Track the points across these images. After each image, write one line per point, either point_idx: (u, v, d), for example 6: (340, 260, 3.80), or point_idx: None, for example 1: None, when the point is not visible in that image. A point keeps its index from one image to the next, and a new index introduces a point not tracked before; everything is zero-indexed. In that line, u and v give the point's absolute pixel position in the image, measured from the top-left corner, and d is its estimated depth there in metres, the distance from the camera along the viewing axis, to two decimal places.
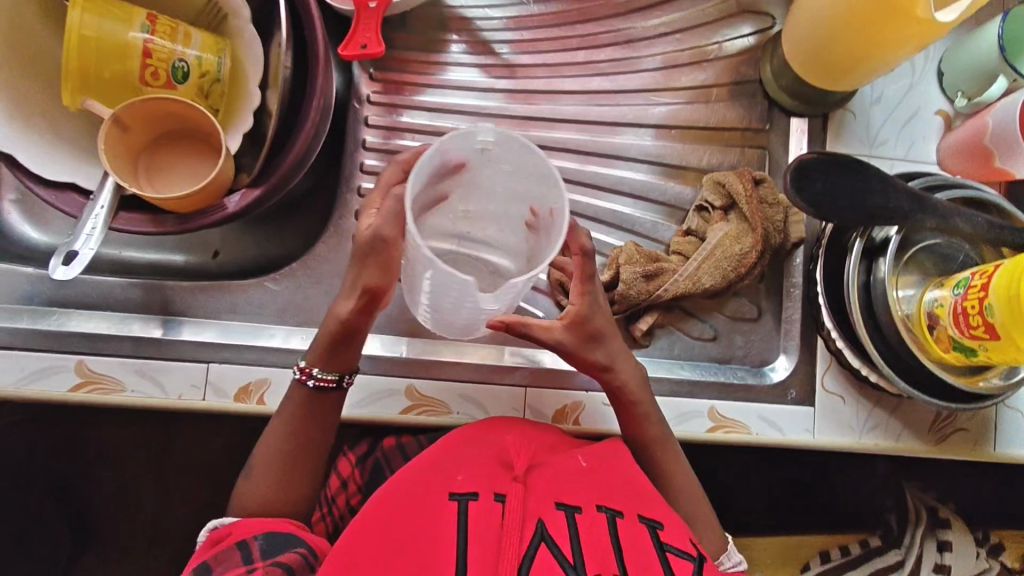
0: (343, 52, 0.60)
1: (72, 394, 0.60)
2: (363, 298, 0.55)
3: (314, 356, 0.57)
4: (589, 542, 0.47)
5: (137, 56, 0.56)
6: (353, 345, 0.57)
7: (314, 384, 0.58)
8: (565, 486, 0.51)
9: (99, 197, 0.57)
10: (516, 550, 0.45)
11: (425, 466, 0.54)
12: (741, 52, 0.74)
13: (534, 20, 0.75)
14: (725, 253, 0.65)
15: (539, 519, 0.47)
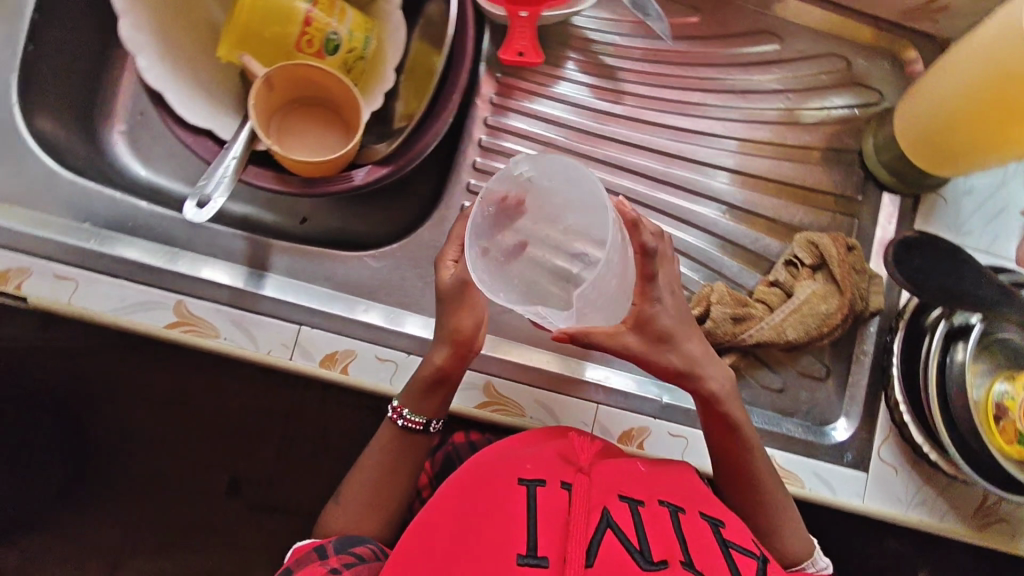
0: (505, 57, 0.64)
1: (166, 331, 0.61)
2: (450, 343, 0.60)
3: (408, 398, 0.61)
4: (653, 532, 0.51)
5: (297, 22, 0.57)
6: (443, 389, 0.61)
7: (404, 424, 0.62)
8: (626, 485, 0.55)
9: (231, 147, 0.59)
10: (585, 531, 0.48)
11: (494, 458, 0.59)
12: (846, 121, 0.76)
13: (660, 55, 0.76)
14: (812, 312, 0.67)
15: (605, 507, 0.51)
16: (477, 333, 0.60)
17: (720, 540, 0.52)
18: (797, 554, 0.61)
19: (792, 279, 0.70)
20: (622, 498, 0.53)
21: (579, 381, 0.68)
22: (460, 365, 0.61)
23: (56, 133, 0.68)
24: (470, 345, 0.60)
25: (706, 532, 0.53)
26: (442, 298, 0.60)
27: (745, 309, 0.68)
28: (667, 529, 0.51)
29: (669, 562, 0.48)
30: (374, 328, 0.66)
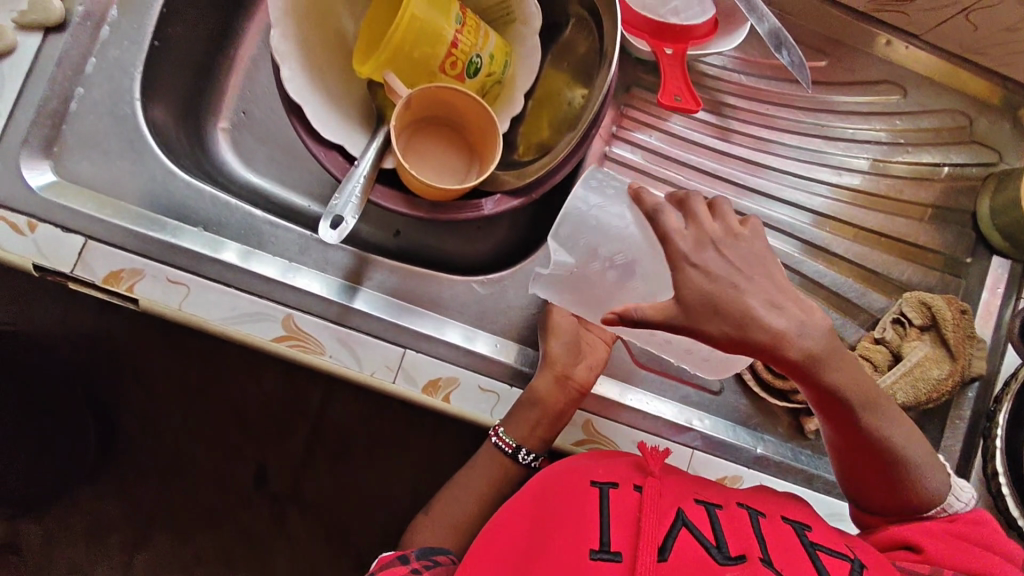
0: (663, 102, 0.62)
1: (274, 344, 0.60)
2: (553, 373, 0.63)
3: (506, 420, 0.64)
4: (729, 530, 0.50)
5: (445, 45, 0.56)
6: (543, 420, 0.64)
7: (497, 443, 0.65)
8: (701, 490, 0.55)
9: (360, 164, 0.57)
10: (661, 529, 0.49)
11: (566, 464, 0.59)
12: (963, 179, 0.76)
13: (784, 96, 0.74)
14: (923, 379, 0.67)
15: (679, 508, 0.51)
16: (579, 369, 0.64)
17: (804, 543, 0.51)
18: (931, 500, 0.55)
19: (901, 339, 0.69)
20: (697, 501, 0.53)
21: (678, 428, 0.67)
22: (564, 397, 0.63)
23: (167, 131, 0.66)
24: (572, 376, 0.64)
25: (787, 535, 0.52)
26: (554, 331, 0.65)
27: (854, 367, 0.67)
28: (746, 530, 0.51)
29: (747, 559, 0.47)
30: (479, 356, 0.64)
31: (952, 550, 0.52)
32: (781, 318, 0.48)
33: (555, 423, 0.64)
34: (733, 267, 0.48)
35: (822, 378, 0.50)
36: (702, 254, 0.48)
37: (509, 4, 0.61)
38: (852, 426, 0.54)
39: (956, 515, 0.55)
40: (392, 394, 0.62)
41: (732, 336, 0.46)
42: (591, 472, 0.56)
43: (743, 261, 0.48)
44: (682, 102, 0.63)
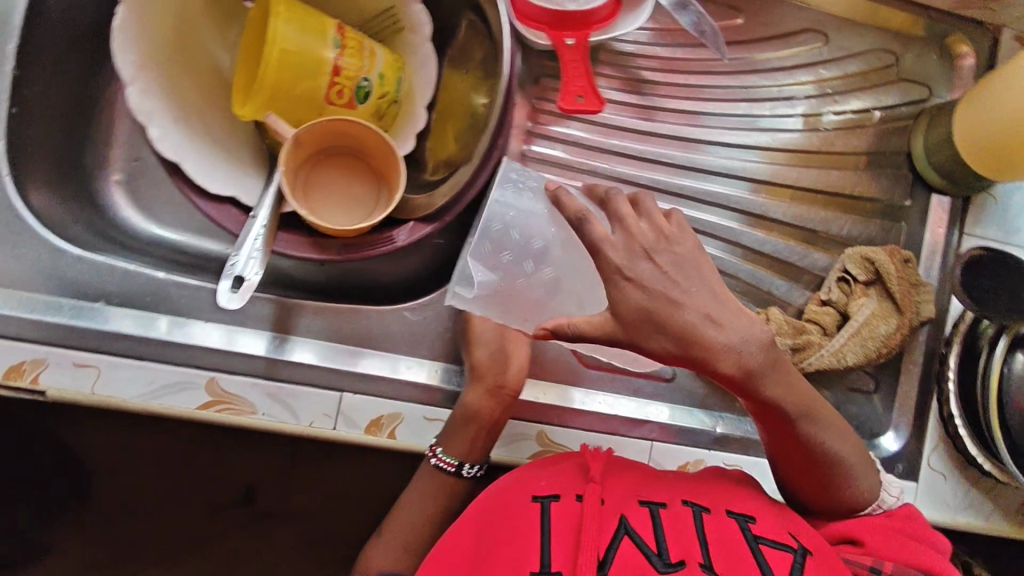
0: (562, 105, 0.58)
1: (201, 412, 0.58)
2: (482, 383, 0.60)
3: (443, 435, 0.61)
4: (672, 534, 0.50)
5: (327, 73, 0.51)
6: (481, 431, 0.61)
7: (436, 462, 0.61)
8: (646, 490, 0.55)
9: (258, 214, 0.54)
10: (603, 541, 0.48)
11: (508, 480, 0.58)
12: (894, 121, 0.74)
13: (701, 63, 0.72)
14: (872, 331, 0.66)
15: (621, 516, 0.50)
16: (508, 371, 0.62)
17: (749, 539, 0.50)
18: (861, 501, 0.57)
19: (847, 297, 0.68)
20: (641, 504, 0.52)
21: (638, 421, 0.66)
22: (497, 405, 0.61)
23: (50, 202, 0.61)
24: (501, 382, 0.61)
25: (731, 531, 0.51)
26: (476, 341, 0.62)
27: (802, 336, 0.66)
28: (689, 532, 0.50)
29: (687, 565, 0.47)
30: (422, 386, 0.63)
31: (886, 542, 0.53)
32: (723, 333, 0.47)
33: (494, 431, 0.61)
34: (667, 277, 0.47)
35: (760, 390, 0.50)
36: (630, 263, 0.47)
37: (394, 12, 0.57)
38: (789, 435, 0.54)
39: (890, 510, 0.58)
40: (336, 440, 0.61)
41: (675, 352, 0.47)
42: (534, 485, 0.55)
43: (687, 267, 0.48)
44: (584, 102, 0.59)
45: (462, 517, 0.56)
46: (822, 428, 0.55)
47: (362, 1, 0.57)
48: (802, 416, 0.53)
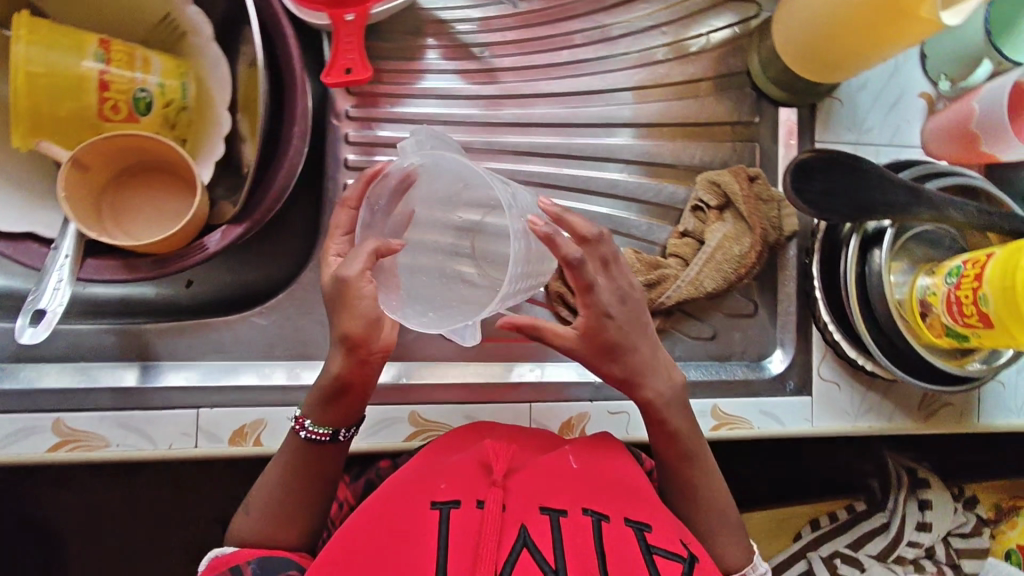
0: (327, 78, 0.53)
1: (52, 454, 0.58)
2: (346, 348, 0.51)
3: (312, 406, 0.54)
4: (573, 545, 0.45)
5: (91, 90, 0.50)
6: (347, 397, 0.54)
7: (307, 437, 0.55)
8: (548, 491, 0.50)
9: (61, 244, 0.53)
10: (498, 558, 0.43)
11: (403, 478, 0.52)
12: (729, 42, 0.71)
13: (516, 19, 0.69)
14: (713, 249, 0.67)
15: (521, 526, 0.45)
16: (375, 333, 0.51)
17: (641, 545, 0.47)
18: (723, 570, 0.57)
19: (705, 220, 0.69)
20: (543, 508, 0.47)
21: (508, 386, 0.67)
22: (365, 371, 0.53)
23: None
24: (371, 348, 0.51)
25: (625, 536, 0.47)
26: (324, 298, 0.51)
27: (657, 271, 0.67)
28: (586, 539, 0.46)
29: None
30: (279, 389, 0.62)
31: None
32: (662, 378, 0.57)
33: (360, 395, 0.54)
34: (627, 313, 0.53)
35: (664, 420, 0.57)
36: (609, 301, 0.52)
37: (172, 17, 0.55)
38: (678, 470, 0.58)
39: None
40: (201, 458, 0.61)
41: (624, 377, 0.55)
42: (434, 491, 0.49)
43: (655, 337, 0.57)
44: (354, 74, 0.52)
45: (346, 525, 0.49)
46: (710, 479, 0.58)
47: (138, 12, 0.55)
48: (688, 455, 0.58)
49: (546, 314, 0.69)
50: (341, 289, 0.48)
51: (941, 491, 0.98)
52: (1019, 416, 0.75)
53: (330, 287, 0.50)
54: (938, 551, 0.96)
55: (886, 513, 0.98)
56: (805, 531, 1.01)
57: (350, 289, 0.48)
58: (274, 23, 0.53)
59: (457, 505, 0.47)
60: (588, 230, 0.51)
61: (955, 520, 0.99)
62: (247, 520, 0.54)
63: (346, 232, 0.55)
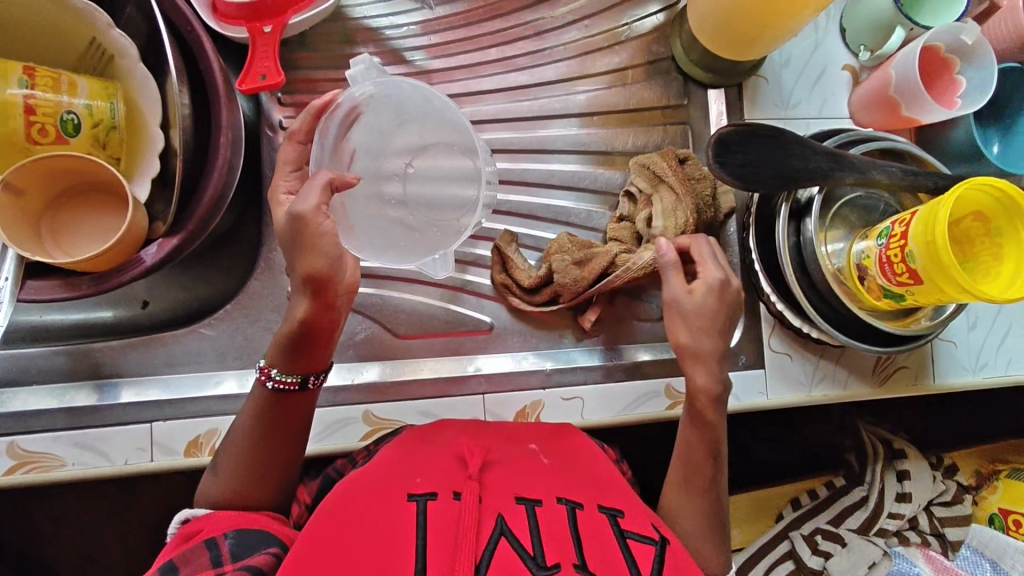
0: (242, 86, 0.58)
1: (8, 477, 0.58)
2: (312, 290, 0.50)
3: (275, 356, 0.52)
4: (551, 534, 0.42)
5: (17, 115, 0.52)
6: (314, 344, 0.52)
7: (274, 387, 0.53)
8: (523, 482, 0.46)
9: (1, 267, 0.54)
10: (474, 549, 0.39)
11: (367, 478, 0.48)
12: (653, 30, 0.73)
13: (442, 23, 0.71)
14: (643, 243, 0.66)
15: (498, 515, 0.42)
16: (340, 270, 0.50)
17: (616, 532, 0.44)
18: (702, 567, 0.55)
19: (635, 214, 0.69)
20: (517, 499, 0.44)
21: (461, 378, 0.67)
22: (330, 311, 0.51)
23: None
24: (337, 287, 0.50)
25: (602, 526, 0.44)
26: (279, 238, 0.50)
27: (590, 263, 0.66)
28: (563, 529, 0.42)
29: (564, 568, 0.39)
30: (232, 397, 0.63)
31: None
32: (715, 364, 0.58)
33: (328, 337, 0.53)
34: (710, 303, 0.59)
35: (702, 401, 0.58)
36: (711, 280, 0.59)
37: (99, 41, 0.57)
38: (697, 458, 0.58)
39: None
40: (158, 471, 0.61)
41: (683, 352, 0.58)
42: (409, 484, 0.45)
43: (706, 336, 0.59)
44: (267, 79, 0.58)
45: (310, 522, 0.45)
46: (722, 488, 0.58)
47: (69, 42, 0.57)
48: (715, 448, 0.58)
49: (495, 306, 0.70)
50: (301, 227, 0.48)
51: (918, 460, 0.96)
52: (976, 374, 0.75)
53: (287, 225, 0.49)
54: (920, 521, 0.94)
55: (864, 487, 0.95)
56: (785, 510, 0.99)
57: (311, 227, 0.48)
58: (195, 43, 0.56)
59: (434, 496, 0.43)
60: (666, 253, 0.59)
61: (935, 490, 0.95)
62: (215, 483, 0.53)
63: (295, 167, 0.56)
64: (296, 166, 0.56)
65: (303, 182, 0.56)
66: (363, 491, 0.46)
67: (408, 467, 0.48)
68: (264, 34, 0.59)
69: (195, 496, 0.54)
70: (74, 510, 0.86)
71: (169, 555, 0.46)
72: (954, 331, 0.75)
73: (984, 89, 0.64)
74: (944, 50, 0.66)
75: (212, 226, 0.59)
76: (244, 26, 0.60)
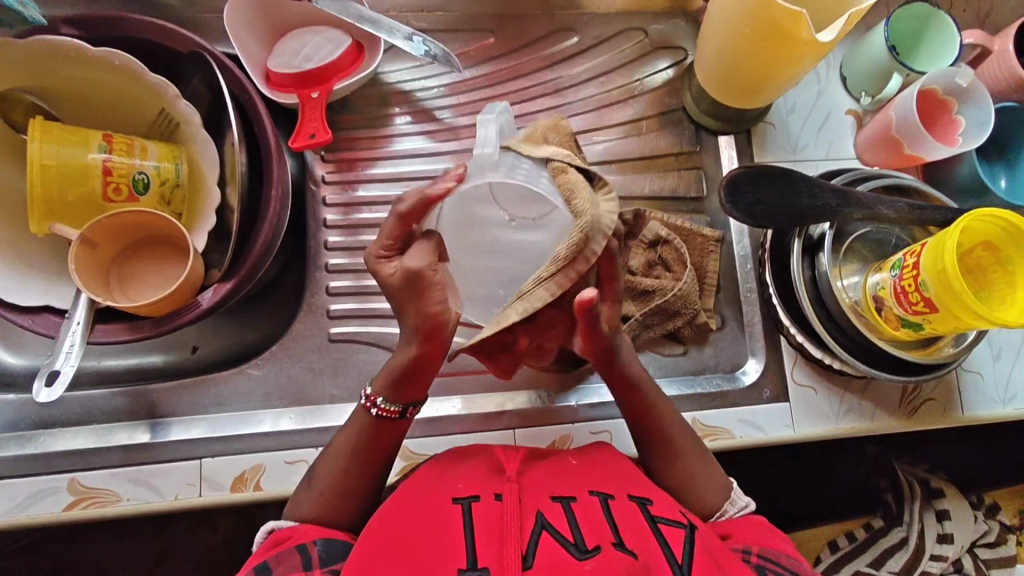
0: (294, 144, 0.64)
1: (67, 513, 0.62)
2: (421, 335, 0.51)
3: (382, 387, 0.55)
4: (589, 523, 0.44)
5: (97, 175, 0.59)
6: (419, 376, 0.55)
7: (378, 413, 0.56)
8: (558, 483, 0.49)
9: (74, 314, 0.59)
10: (519, 541, 0.42)
11: (415, 486, 0.51)
12: (664, 84, 0.79)
13: (468, 84, 0.77)
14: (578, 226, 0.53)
15: (537, 512, 0.44)
16: (448, 320, 0.51)
17: (647, 516, 0.47)
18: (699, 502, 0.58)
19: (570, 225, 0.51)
20: (553, 497, 0.46)
21: (492, 414, 0.69)
22: (439, 349, 0.53)
23: None
24: (446, 336, 0.52)
25: (634, 513, 0.47)
26: (387, 290, 0.52)
27: (687, 308, 0.73)
28: (598, 517, 0.45)
29: (605, 549, 0.42)
30: (275, 435, 0.66)
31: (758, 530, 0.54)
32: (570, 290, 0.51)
33: (427, 373, 0.55)
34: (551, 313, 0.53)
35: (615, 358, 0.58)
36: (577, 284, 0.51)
37: (167, 111, 0.63)
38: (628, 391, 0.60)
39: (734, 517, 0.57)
40: (205, 506, 0.64)
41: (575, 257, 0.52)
42: (451, 490, 0.48)
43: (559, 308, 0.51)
44: (315, 138, 0.65)
45: (369, 525, 0.48)
46: (659, 401, 0.61)
47: (141, 113, 0.65)
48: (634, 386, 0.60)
49: None
50: (415, 281, 0.50)
51: (957, 499, 0.94)
52: (1004, 406, 0.75)
53: (399, 281, 0.50)
54: (965, 563, 0.91)
55: (903, 527, 0.93)
56: (823, 554, 0.95)
57: (426, 281, 0.49)
58: (254, 110, 0.62)
59: (477, 498, 0.46)
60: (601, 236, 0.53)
61: (978, 530, 0.94)
62: (309, 496, 0.55)
63: (392, 239, 0.52)
64: (400, 233, 0.52)
65: (403, 247, 0.52)
66: (412, 499, 0.49)
67: (453, 476, 0.51)
68: (312, 100, 0.67)
69: (285, 509, 0.55)
70: (114, 554, 0.88)
71: (263, 555, 0.48)
72: (979, 362, 0.75)
73: (984, 125, 0.68)
74: (941, 93, 0.70)
75: (259, 274, 0.64)
76: (294, 93, 0.67)
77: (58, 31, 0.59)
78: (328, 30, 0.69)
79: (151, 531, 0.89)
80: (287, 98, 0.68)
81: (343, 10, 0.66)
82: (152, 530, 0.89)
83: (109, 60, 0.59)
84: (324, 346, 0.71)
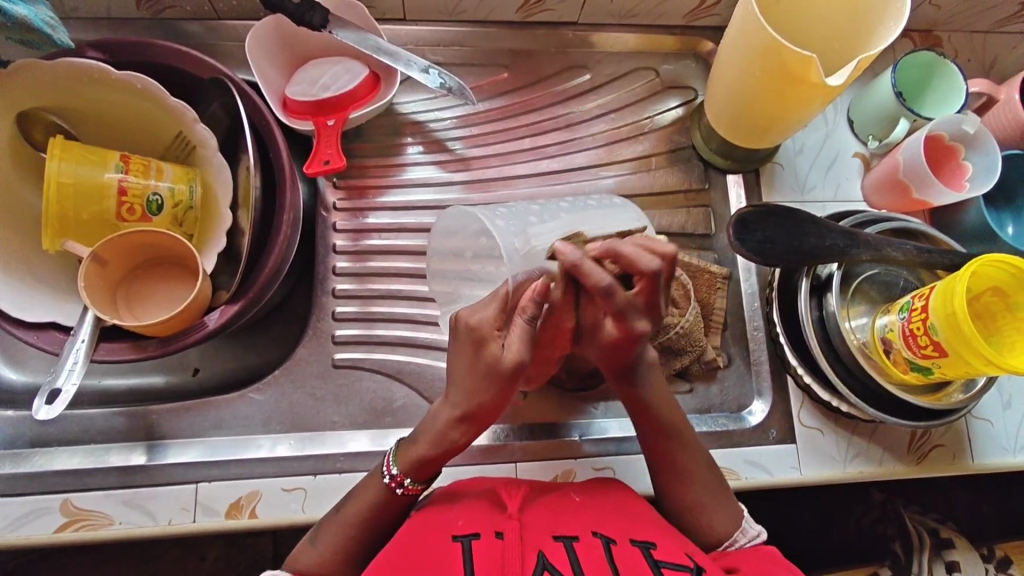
0: (309, 170, 0.65)
1: (59, 534, 0.61)
2: (463, 418, 0.53)
3: (406, 465, 0.54)
4: (591, 569, 0.43)
5: (112, 195, 0.60)
6: (444, 456, 0.54)
7: (404, 491, 0.55)
8: (560, 521, 0.48)
9: (79, 331, 0.58)
10: None
11: (418, 522, 0.50)
12: (674, 122, 0.80)
13: (481, 116, 0.79)
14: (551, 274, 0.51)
15: (539, 551, 0.43)
16: (489, 407, 0.53)
17: (650, 561, 0.46)
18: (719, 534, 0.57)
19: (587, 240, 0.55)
20: (555, 537, 0.45)
21: (494, 447, 0.68)
22: (470, 434, 0.54)
23: None
24: (488, 417, 0.54)
25: (636, 557, 0.46)
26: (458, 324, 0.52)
27: (692, 346, 0.72)
28: (602, 562, 0.44)
29: None
30: (272, 461, 0.65)
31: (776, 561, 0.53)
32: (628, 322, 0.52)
33: (452, 453, 0.55)
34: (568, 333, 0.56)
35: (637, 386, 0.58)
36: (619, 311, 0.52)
37: (184, 134, 0.64)
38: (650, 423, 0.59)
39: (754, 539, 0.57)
40: (200, 533, 0.62)
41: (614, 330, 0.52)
42: (451, 527, 0.47)
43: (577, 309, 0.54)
44: (329, 164, 0.66)
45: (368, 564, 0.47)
46: (683, 436, 0.60)
47: (159, 136, 0.66)
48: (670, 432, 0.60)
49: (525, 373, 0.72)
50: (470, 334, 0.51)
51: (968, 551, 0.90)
52: (1015, 454, 0.73)
53: (462, 337, 0.51)
54: None
55: None
56: None
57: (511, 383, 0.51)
58: (269, 136, 0.63)
59: (477, 536, 0.45)
60: (647, 265, 0.50)
61: None
62: (313, 553, 0.53)
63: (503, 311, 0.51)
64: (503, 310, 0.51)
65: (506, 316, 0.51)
66: (411, 536, 0.48)
67: (453, 512, 0.49)
68: (327, 127, 0.68)
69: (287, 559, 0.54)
70: None
71: None
72: (988, 410, 0.74)
73: (991, 172, 0.69)
74: (948, 139, 0.71)
75: (267, 298, 0.64)
76: (310, 120, 0.69)
77: (84, 55, 0.61)
78: (348, 60, 0.71)
79: (137, 556, 0.87)
80: (302, 123, 0.69)
81: (360, 42, 0.67)
82: (138, 557, 0.87)
83: (132, 83, 0.60)
84: (327, 371, 0.70)
